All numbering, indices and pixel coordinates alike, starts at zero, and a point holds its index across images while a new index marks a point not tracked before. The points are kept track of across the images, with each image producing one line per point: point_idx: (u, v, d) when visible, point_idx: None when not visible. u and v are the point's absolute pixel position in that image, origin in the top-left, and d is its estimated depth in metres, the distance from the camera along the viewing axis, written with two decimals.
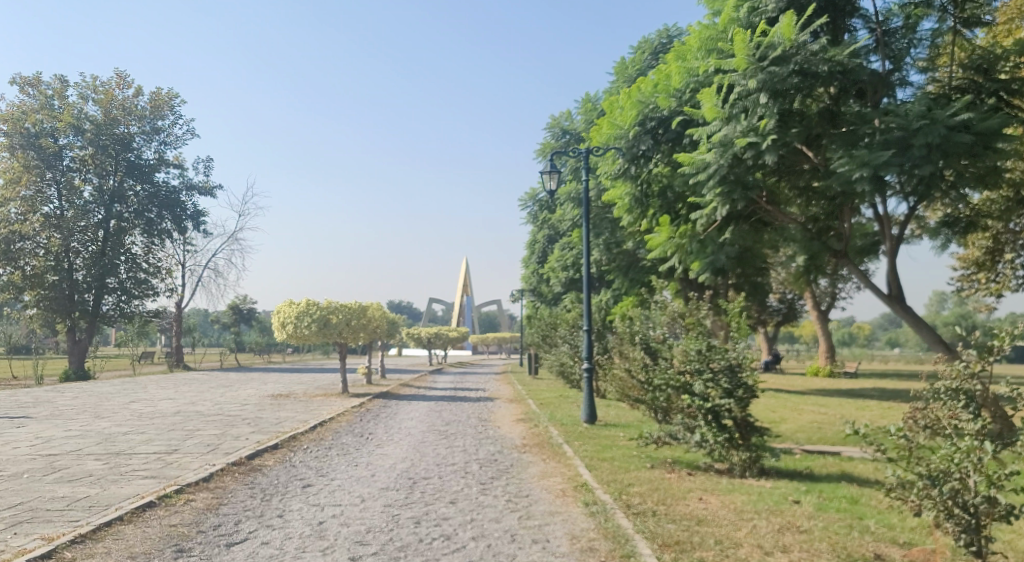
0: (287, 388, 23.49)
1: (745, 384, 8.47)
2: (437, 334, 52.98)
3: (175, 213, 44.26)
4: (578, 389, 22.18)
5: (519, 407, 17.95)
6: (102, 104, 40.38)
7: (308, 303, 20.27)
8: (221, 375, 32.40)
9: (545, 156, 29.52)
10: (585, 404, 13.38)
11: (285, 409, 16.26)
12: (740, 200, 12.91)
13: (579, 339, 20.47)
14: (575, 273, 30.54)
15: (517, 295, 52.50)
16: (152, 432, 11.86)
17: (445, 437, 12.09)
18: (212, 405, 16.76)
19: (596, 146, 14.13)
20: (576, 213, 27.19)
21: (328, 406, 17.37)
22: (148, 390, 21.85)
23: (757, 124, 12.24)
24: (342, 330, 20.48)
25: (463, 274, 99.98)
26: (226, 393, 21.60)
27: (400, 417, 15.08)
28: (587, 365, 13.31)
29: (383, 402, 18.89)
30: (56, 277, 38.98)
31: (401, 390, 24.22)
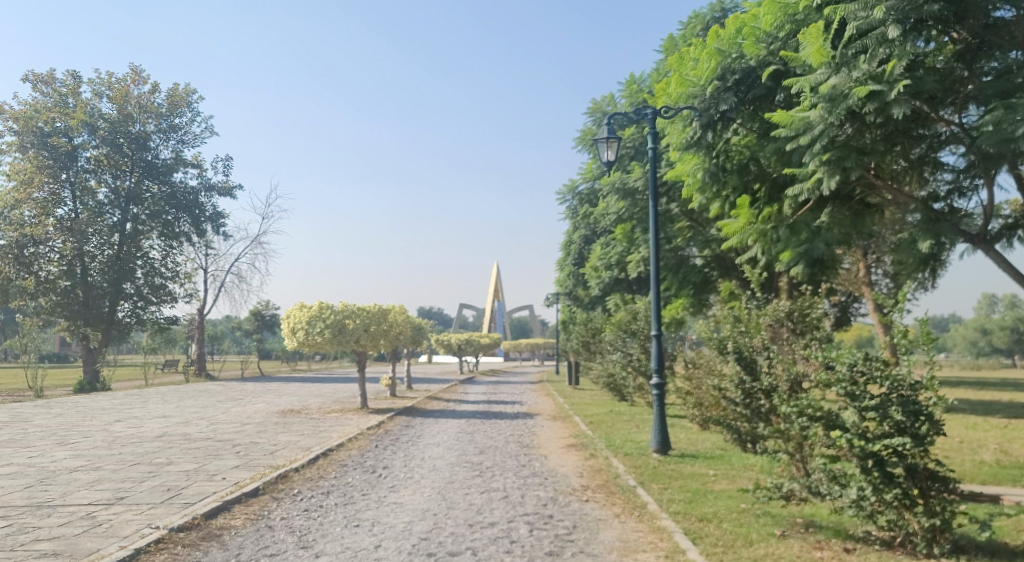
0: (301, 402, 21.01)
1: (928, 418, 5.67)
2: (467, 340, 50.47)
3: (194, 215, 42.23)
4: (629, 404, 19.44)
5: (566, 426, 15.26)
6: (117, 101, 38.60)
7: (321, 306, 17.77)
8: (237, 386, 30.20)
9: (584, 144, 26.92)
10: (655, 428, 10.64)
11: (288, 432, 13.72)
12: (853, 169, 10.04)
13: (631, 346, 17.77)
14: (620, 273, 27.81)
15: (553, 299, 49.76)
16: (107, 467, 9.31)
17: (480, 474, 9.43)
18: (206, 427, 14.27)
19: (664, 107, 11.39)
20: (620, 206, 24.52)
21: (341, 427, 14.80)
22: (145, 406, 19.42)
23: (880, 68, 9.39)
24: (359, 337, 17.96)
25: (494, 280, 97.59)
26: (231, 408, 19.15)
27: (424, 443, 12.44)
28: (658, 380, 10.58)
29: (406, 421, 16.32)
30: (69, 283, 37.91)
31: (427, 404, 21.65)
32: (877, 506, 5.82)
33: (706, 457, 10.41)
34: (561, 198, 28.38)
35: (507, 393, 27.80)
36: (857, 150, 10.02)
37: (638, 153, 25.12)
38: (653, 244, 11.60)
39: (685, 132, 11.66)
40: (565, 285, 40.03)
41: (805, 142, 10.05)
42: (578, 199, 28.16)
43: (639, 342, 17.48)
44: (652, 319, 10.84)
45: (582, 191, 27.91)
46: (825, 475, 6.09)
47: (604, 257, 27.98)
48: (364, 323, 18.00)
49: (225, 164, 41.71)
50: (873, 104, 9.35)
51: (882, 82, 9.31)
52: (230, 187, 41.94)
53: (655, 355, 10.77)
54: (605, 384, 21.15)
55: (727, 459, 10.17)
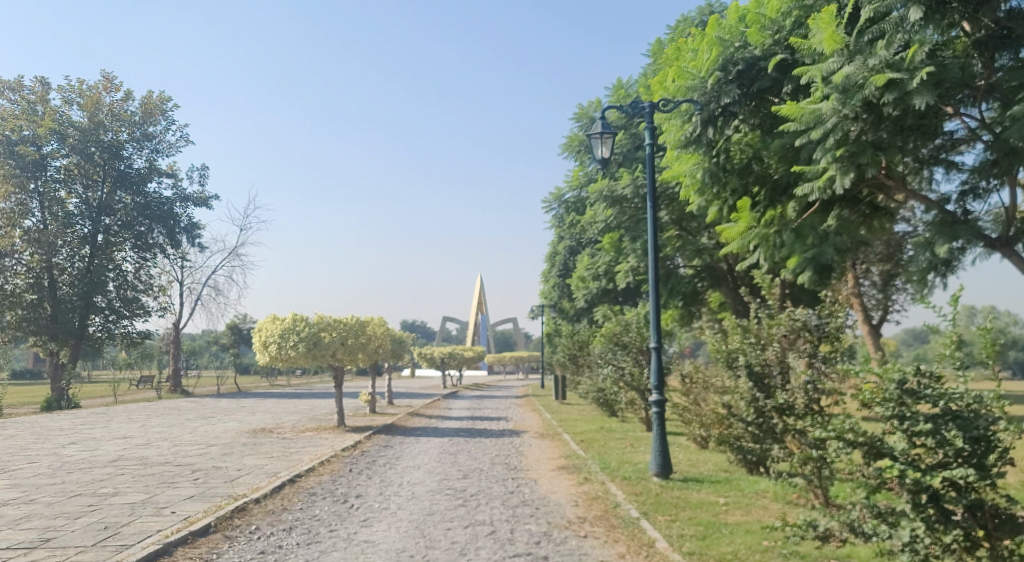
0: (275, 420, 19.93)
1: (992, 445, 4.83)
2: (451, 353, 49.43)
3: (168, 226, 40.93)
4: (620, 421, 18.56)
5: (556, 446, 14.32)
6: (87, 108, 37.35)
7: (295, 319, 16.74)
8: (211, 403, 29.03)
9: (571, 151, 26.21)
10: (655, 450, 9.74)
11: (256, 454, 12.68)
12: (868, 166, 9.24)
13: (623, 360, 16.89)
14: (608, 283, 26.97)
15: (537, 311, 48.88)
16: (43, 500, 8.24)
17: (465, 504, 8.46)
18: (167, 449, 13.17)
19: (661, 101, 10.54)
20: (609, 214, 23.74)
21: (314, 448, 13.78)
22: (107, 425, 18.22)
23: (899, 54, 8.60)
24: (336, 351, 16.94)
25: (478, 293, 96.69)
26: (199, 427, 18.04)
27: (403, 467, 11.44)
28: (659, 397, 9.68)
29: (385, 440, 15.30)
30: (35, 296, 36.54)
31: (408, 421, 20.62)
32: (933, 552, 4.92)
33: (711, 481, 9.52)
34: (546, 206, 27.49)
35: (492, 408, 26.83)
36: (872, 145, 9.23)
37: (627, 159, 24.39)
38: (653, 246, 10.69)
39: (685, 128, 10.82)
40: (550, 297, 39.15)
41: (817, 137, 9.23)
42: (563, 208, 27.27)
43: (631, 355, 16.61)
44: (651, 332, 9.92)
45: (568, 199, 27.11)
46: (867, 510, 5.22)
47: (591, 267, 27.12)
48: (341, 337, 16.97)
49: (201, 174, 40.62)
50: (892, 94, 8.58)
51: (902, 70, 8.53)
52: (207, 197, 40.81)
53: (655, 370, 9.82)
54: (595, 399, 20.25)
55: (736, 484, 9.29)
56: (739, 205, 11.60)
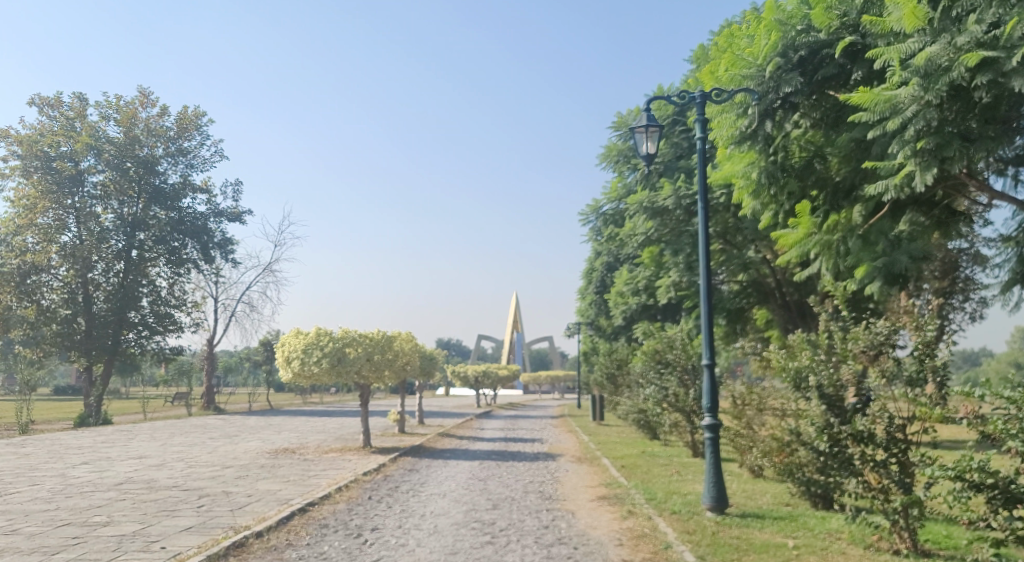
0: (300, 440, 19.13)
1: None
2: (485, 372, 48.36)
3: (202, 241, 40.82)
4: (663, 444, 17.41)
5: (595, 471, 13.27)
6: (123, 124, 37.52)
7: (319, 334, 15.98)
8: (240, 421, 28.45)
9: (609, 161, 25.30)
10: (707, 482, 8.61)
11: (271, 478, 11.78)
12: (952, 162, 8.10)
13: (667, 380, 15.74)
14: (648, 299, 25.83)
15: (574, 329, 47.63)
16: (26, 530, 7.44)
17: (493, 542, 7.44)
18: (179, 471, 12.39)
19: (713, 92, 9.52)
20: (649, 226, 22.71)
21: (334, 471, 12.84)
22: (127, 444, 17.59)
23: (995, 31, 7.46)
24: (361, 368, 16.13)
25: (513, 311, 95.86)
26: (221, 447, 17.29)
27: (428, 494, 10.46)
28: (712, 422, 8.56)
29: (412, 463, 14.38)
30: (69, 311, 36.70)
31: (438, 442, 19.69)
32: None
33: (775, 517, 8.37)
34: (583, 219, 26.52)
35: (526, 429, 25.71)
36: (958, 136, 8.11)
37: (668, 169, 23.37)
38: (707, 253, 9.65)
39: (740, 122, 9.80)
40: (587, 314, 37.97)
41: (895, 127, 8.13)
42: (601, 221, 26.28)
43: (675, 374, 15.49)
44: (703, 347, 8.82)
45: (606, 212, 26.10)
46: None
47: (630, 282, 26.05)
48: (365, 353, 16.14)
49: (235, 189, 40.54)
50: (986, 76, 7.48)
51: (997, 49, 7.41)
52: (240, 212, 40.68)
53: (707, 389, 8.69)
54: (635, 421, 19.12)
55: (804, 521, 8.14)
56: (798, 208, 10.50)
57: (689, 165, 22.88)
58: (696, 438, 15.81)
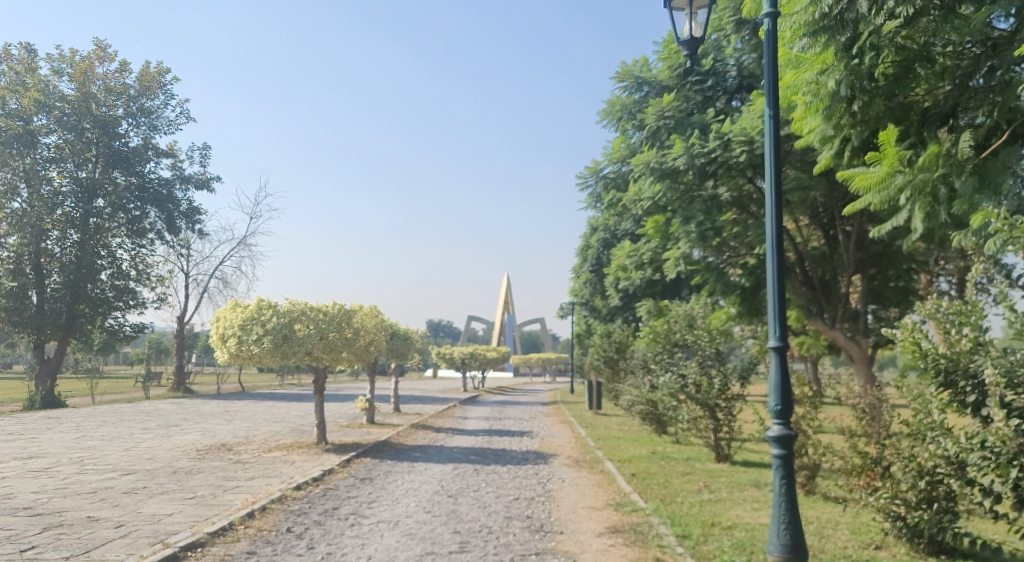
0: (246, 433, 16.20)
1: None
2: (472, 354, 45.60)
3: (166, 210, 37.63)
4: (677, 442, 14.62)
5: (598, 482, 10.43)
6: (77, 79, 34.09)
7: (261, 304, 13.12)
8: (197, 406, 25.55)
9: (610, 118, 22.44)
10: (775, 525, 5.72)
11: (172, 493, 8.86)
12: None
13: (687, 365, 12.85)
14: (653, 274, 23.00)
15: (566, 309, 45.01)
16: None
17: None
18: (54, 482, 9.42)
19: None
20: (656, 189, 19.87)
21: (262, 481, 9.89)
22: (31, 438, 14.59)
23: None
24: (313, 349, 13.23)
25: (503, 292, 93.06)
26: (146, 442, 14.36)
27: (374, 523, 7.58)
28: (785, 433, 5.73)
29: (369, 467, 11.52)
30: (15, 283, 32.92)
31: (411, 436, 16.82)
32: None
33: None
34: (581, 183, 23.48)
35: (514, 419, 22.88)
36: None
37: (680, 125, 20.23)
38: (777, 182, 6.84)
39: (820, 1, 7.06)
40: (581, 294, 35.08)
41: None
42: (601, 185, 23.29)
43: (696, 358, 12.65)
44: (768, 322, 5.93)
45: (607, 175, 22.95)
46: None
47: (634, 255, 22.98)
48: (316, 330, 13.20)
49: (203, 154, 37.39)
50: None
51: None
52: (208, 179, 37.58)
53: (775, 383, 5.84)
54: (642, 415, 16.36)
55: None
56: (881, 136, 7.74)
57: (703, 119, 19.88)
58: (720, 438, 12.89)
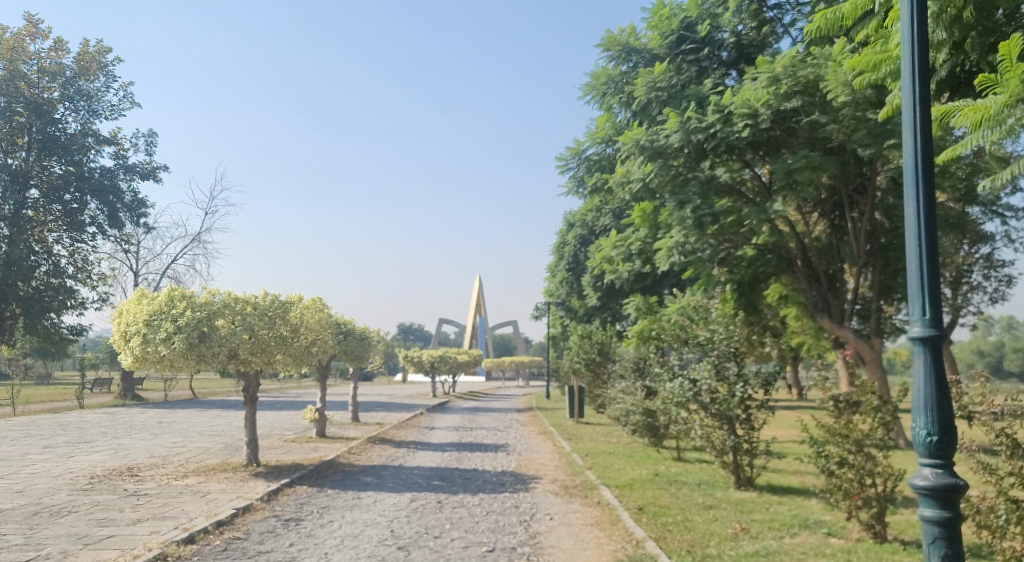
0: (167, 452, 13.52)
1: None
2: (442, 357, 43.05)
3: (108, 202, 34.20)
4: (679, 461, 12.33)
5: (600, 520, 8.03)
6: (5, 58, 30.83)
7: (173, 294, 10.56)
8: (129, 417, 22.58)
9: (594, 91, 20.25)
10: None
11: (4, 552, 6.26)
12: None
13: (698, 371, 10.45)
14: (642, 266, 20.57)
15: (541, 310, 42.73)
16: None
17: None
18: None
19: None
20: (647, 170, 17.58)
21: (147, 526, 7.31)
22: None
23: None
24: (240, 350, 10.66)
25: (476, 293, 90.53)
26: (34, 465, 11.65)
27: None
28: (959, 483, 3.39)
29: (303, 500, 9.00)
30: None
31: (365, 452, 14.30)
32: None
33: None
34: (562, 165, 21.06)
35: (487, 429, 20.43)
36: None
37: (673, 97, 17.99)
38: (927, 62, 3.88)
39: None
40: (557, 294, 32.67)
41: None
42: (584, 168, 20.88)
43: (710, 361, 10.30)
44: (908, 298, 3.66)
45: (590, 156, 20.62)
46: None
47: (620, 245, 20.43)
48: (241, 328, 10.62)
49: (149, 141, 34.31)
50: None
51: None
52: (155, 169, 34.60)
53: (923, 400, 3.54)
54: (637, 428, 14.03)
55: None
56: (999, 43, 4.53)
57: (699, 92, 17.67)
58: (740, 458, 10.42)
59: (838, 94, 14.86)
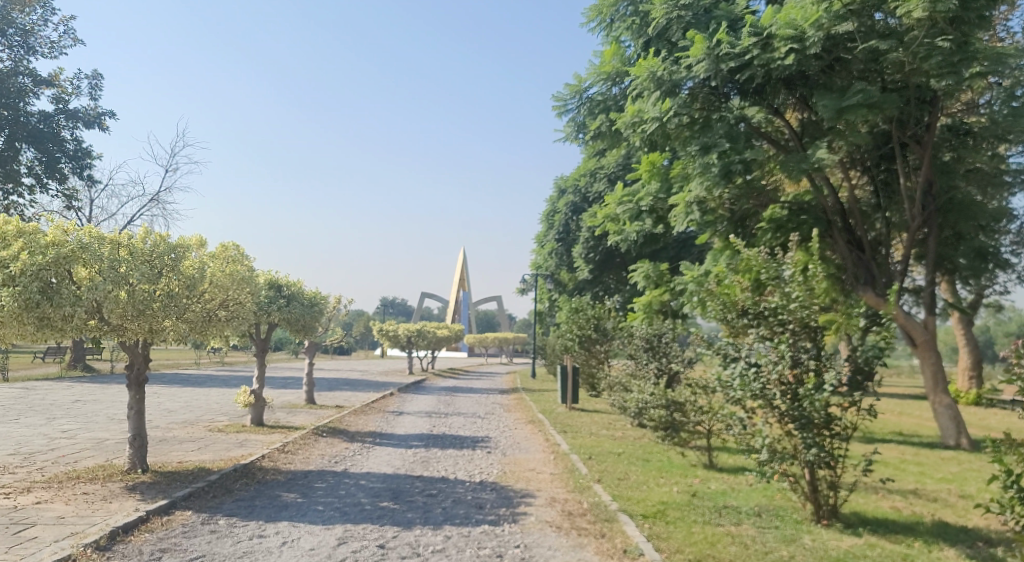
0: (40, 447, 10.29)
1: None
2: (420, 332, 39.88)
3: None
4: (717, 474, 9.28)
5: None
6: None
7: (5, 229, 7.21)
8: (45, 394, 19.21)
9: (603, 15, 16.99)
10: None
11: None
12: None
13: (762, 354, 7.25)
14: (651, 227, 17.12)
15: (527, 284, 39.73)
16: None
17: None
18: None
19: None
20: (664, 107, 12.97)
21: None
22: None
23: None
24: (109, 308, 7.36)
25: (459, 267, 87.18)
26: None
27: None
28: None
29: (172, 542, 5.84)
30: None
31: (307, 448, 11.17)
32: None
33: None
34: (559, 106, 17.71)
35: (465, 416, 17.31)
36: None
37: (699, 19, 14.70)
38: None
39: None
40: (546, 266, 29.41)
41: None
42: (586, 110, 17.45)
43: (785, 339, 7.11)
44: None
45: (594, 96, 17.24)
46: None
47: (627, 202, 17.03)
48: (106, 279, 7.31)
49: (93, 83, 30.24)
50: None
51: None
52: (100, 115, 30.69)
53: None
54: (656, 426, 10.94)
55: None
56: None
57: (731, 12, 14.19)
58: (817, 477, 7.26)
59: (911, 10, 10.98)
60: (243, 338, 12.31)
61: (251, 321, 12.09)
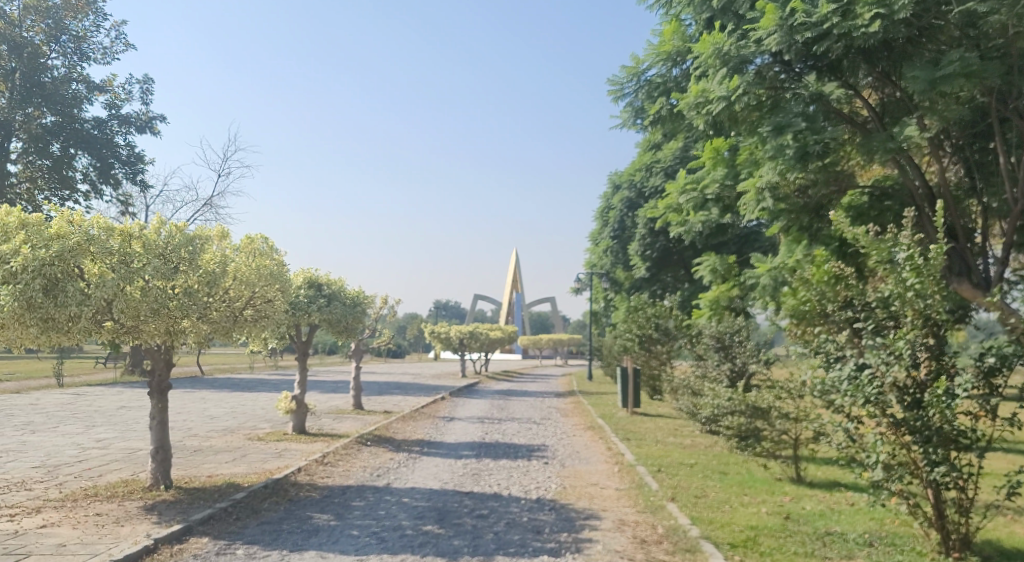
0: (69, 458, 9.67)
1: None
2: (473, 333, 39.13)
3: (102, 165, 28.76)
4: (811, 491, 8.09)
5: None
6: None
7: (5, 221, 6.47)
8: (95, 399, 18.97)
9: None
10: None
11: None
12: None
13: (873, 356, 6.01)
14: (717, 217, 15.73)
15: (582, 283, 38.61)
16: None
17: None
18: None
19: None
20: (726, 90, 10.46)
21: None
22: None
23: None
24: (117, 307, 6.58)
25: (512, 269, 86.49)
26: None
27: None
28: None
29: None
30: None
31: (349, 459, 10.32)
32: None
33: None
34: (614, 90, 16.54)
35: (519, 421, 16.29)
36: None
37: None
38: None
39: None
40: (601, 265, 28.21)
41: None
42: (644, 93, 16.18)
43: (903, 337, 5.85)
44: None
45: (652, 77, 15.97)
46: None
47: (691, 190, 15.71)
48: (117, 275, 6.56)
49: (144, 88, 30.36)
50: None
51: None
52: (151, 120, 30.77)
53: None
54: (733, 436, 9.74)
55: None
56: None
57: None
58: (944, 500, 6.01)
59: None
60: (282, 341, 11.54)
61: (289, 322, 11.32)
